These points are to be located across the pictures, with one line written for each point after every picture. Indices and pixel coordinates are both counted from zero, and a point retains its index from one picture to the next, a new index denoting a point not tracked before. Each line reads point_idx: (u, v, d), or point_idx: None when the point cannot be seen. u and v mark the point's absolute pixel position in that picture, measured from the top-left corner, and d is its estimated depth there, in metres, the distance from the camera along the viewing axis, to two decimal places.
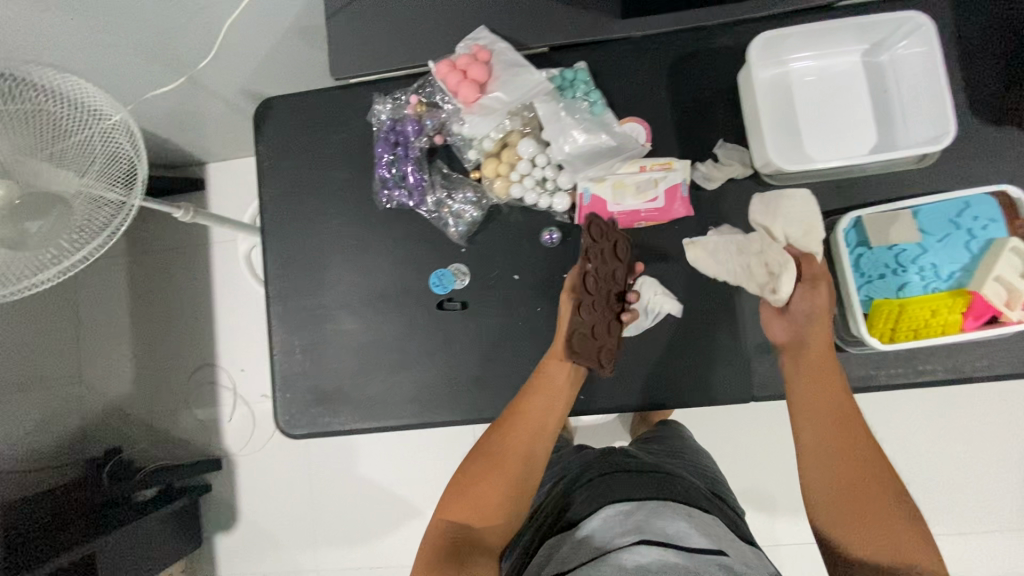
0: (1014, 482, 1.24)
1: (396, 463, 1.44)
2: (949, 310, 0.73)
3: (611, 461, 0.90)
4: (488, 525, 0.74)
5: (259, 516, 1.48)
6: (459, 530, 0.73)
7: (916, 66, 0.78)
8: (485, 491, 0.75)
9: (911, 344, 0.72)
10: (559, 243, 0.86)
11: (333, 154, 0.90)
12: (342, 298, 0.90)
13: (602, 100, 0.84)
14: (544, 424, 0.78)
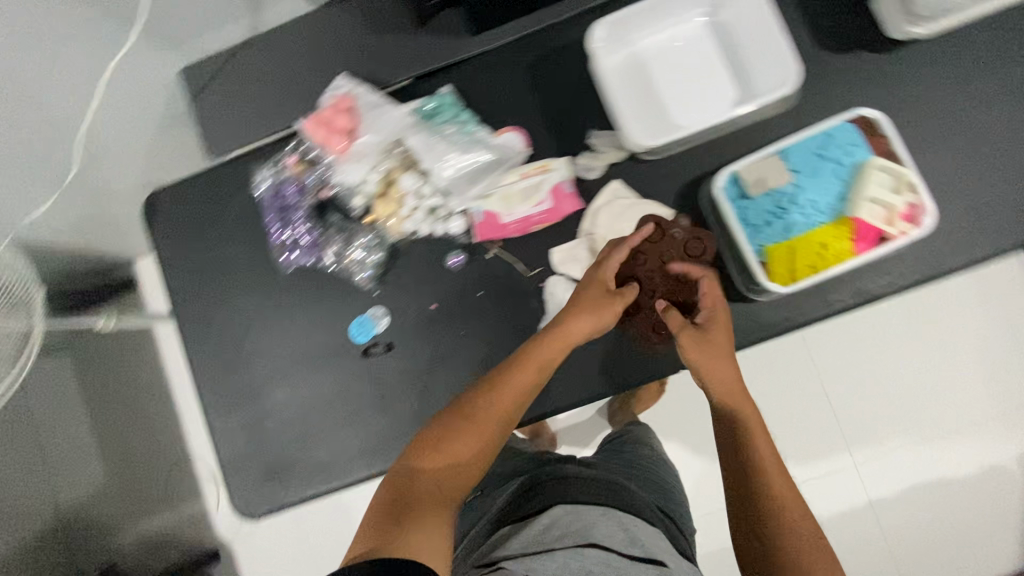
0: None
1: None
2: (836, 241, 0.76)
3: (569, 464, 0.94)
4: (450, 485, 0.70)
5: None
6: (419, 479, 0.69)
7: (753, 18, 0.81)
8: (456, 447, 0.71)
9: (810, 281, 0.75)
10: (467, 263, 0.87)
11: (231, 230, 0.91)
12: (272, 368, 0.91)
13: (472, 119, 0.85)
14: (526, 394, 0.75)
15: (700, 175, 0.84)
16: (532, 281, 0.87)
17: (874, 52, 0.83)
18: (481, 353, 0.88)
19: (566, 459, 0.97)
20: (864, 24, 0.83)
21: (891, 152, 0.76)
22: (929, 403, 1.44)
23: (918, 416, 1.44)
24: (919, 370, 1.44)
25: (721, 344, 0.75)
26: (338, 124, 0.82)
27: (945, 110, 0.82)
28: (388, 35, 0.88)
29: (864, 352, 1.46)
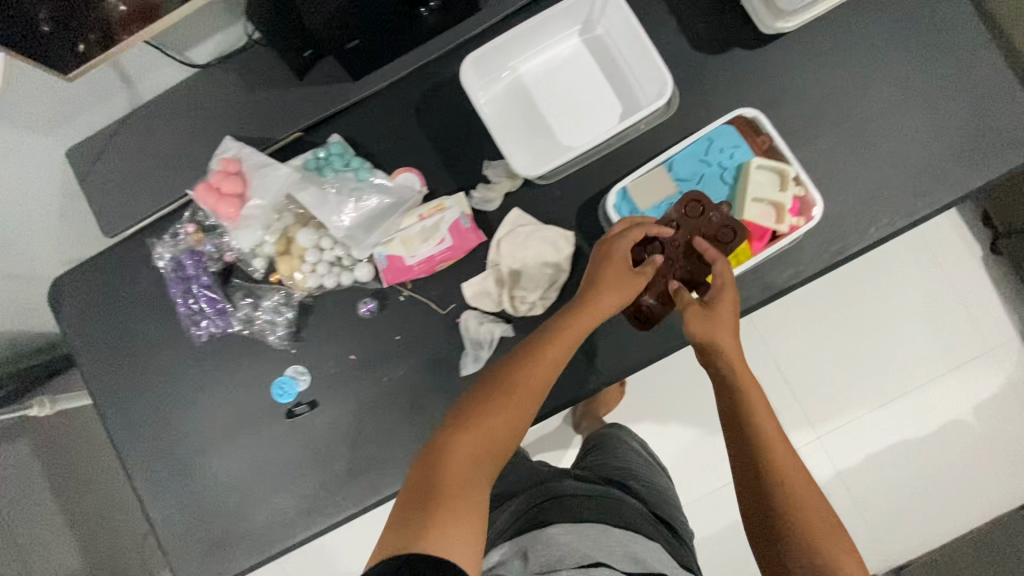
0: None
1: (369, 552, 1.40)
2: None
3: (565, 480, 0.91)
4: (485, 469, 0.63)
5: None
6: (454, 458, 0.62)
7: (623, 31, 0.81)
8: (491, 427, 0.65)
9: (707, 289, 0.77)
10: (379, 309, 0.86)
11: (139, 309, 0.89)
12: (201, 442, 0.89)
13: (365, 164, 0.85)
14: (559, 362, 0.71)
15: (597, 192, 0.84)
16: (447, 319, 0.86)
17: (750, 49, 0.83)
18: (406, 397, 0.87)
19: (562, 475, 0.95)
20: (736, 22, 0.83)
21: (772, 149, 0.78)
22: (883, 366, 1.44)
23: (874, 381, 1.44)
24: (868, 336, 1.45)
25: (727, 319, 0.72)
26: (225, 190, 0.81)
27: (824, 97, 0.83)
28: (270, 93, 0.87)
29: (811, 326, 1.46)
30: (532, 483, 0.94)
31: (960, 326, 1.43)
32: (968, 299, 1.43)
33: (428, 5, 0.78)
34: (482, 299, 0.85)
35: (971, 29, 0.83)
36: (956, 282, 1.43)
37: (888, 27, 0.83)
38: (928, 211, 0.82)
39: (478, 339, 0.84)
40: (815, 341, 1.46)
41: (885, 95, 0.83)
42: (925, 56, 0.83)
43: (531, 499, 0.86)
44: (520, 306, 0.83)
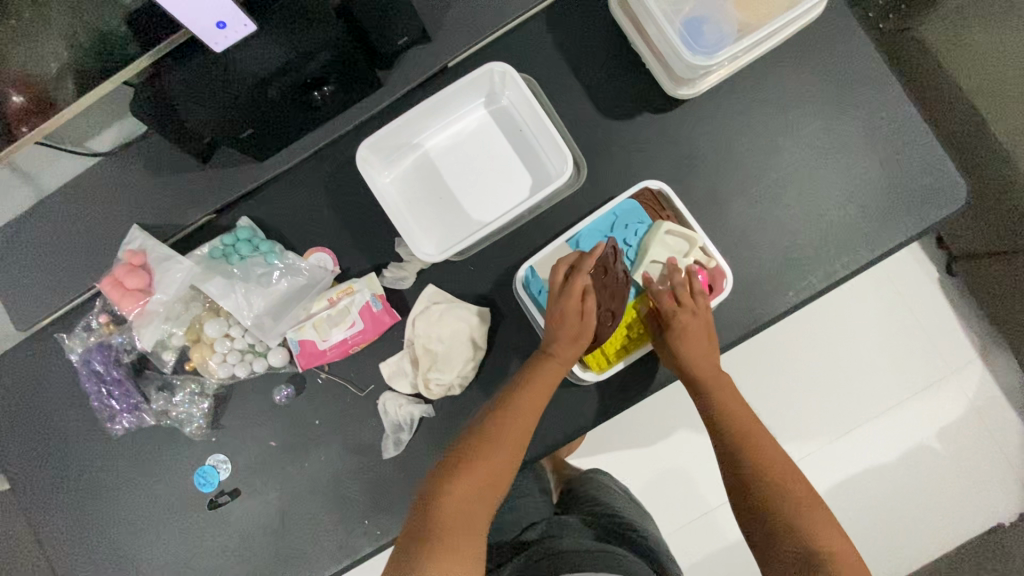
0: (888, 371, 1.22)
1: None
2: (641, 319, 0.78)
3: (575, 534, 0.79)
4: (480, 508, 0.63)
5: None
6: (450, 497, 0.62)
7: (526, 105, 0.79)
8: (485, 464, 0.65)
9: (618, 366, 0.77)
10: (297, 393, 0.84)
11: (58, 402, 0.87)
12: (126, 535, 0.87)
13: (273, 247, 0.82)
14: (541, 400, 0.71)
15: (512, 265, 0.83)
16: (366, 401, 0.84)
17: (660, 112, 0.81)
18: (328, 483, 0.84)
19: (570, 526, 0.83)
20: (644, 84, 0.81)
21: (679, 221, 0.79)
22: (846, 412, 1.22)
23: (837, 427, 1.22)
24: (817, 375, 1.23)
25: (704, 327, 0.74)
26: (126, 286, 0.80)
27: (736, 156, 0.80)
28: (174, 177, 0.85)
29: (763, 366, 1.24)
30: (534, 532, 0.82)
31: (934, 360, 1.21)
32: (939, 334, 1.22)
33: (323, 90, 0.76)
34: (400, 380, 0.83)
35: (882, 78, 0.79)
36: (922, 312, 1.22)
37: (797, 81, 0.80)
38: (846, 272, 0.78)
39: (399, 420, 0.82)
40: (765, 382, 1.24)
41: (798, 152, 0.80)
42: (837, 108, 0.80)
43: (531, 551, 0.73)
44: (435, 388, 0.81)
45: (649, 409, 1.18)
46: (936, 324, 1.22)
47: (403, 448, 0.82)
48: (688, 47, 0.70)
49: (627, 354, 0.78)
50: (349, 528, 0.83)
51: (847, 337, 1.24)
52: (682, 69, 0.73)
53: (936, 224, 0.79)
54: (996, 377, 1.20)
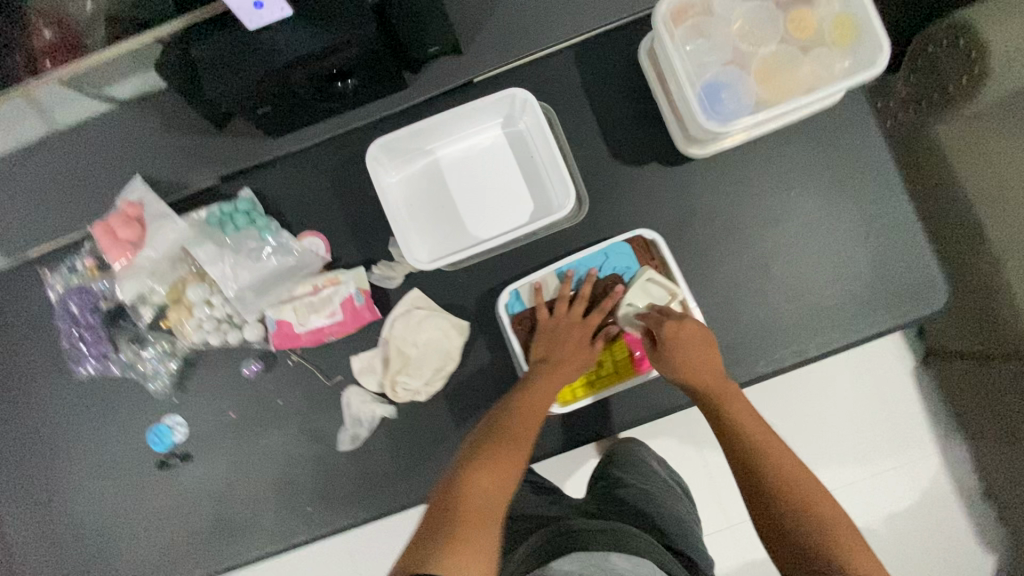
0: (847, 450, 1.24)
1: None
2: (612, 361, 0.80)
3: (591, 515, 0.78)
4: (498, 499, 0.64)
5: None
6: (457, 495, 0.63)
7: (539, 134, 0.81)
8: (491, 463, 0.66)
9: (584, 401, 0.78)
10: (264, 370, 0.85)
11: (30, 335, 0.87)
12: (70, 478, 0.87)
13: (269, 224, 0.83)
14: (544, 403, 0.73)
15: (498, 284, 0.84)
16: (331, 390, 0.84)
17: (668, 164, 0.82)
18: (279, 464, 0.84)
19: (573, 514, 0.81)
20: (657, 135, 0.82)
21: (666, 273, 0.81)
22: None
23: None
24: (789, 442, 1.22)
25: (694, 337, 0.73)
26: (119, 236, 0.81)
27: (734, 221, 0.82)
28: (186, 137, 0.85)
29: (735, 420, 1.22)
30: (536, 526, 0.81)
31: (897, 447, 1.23)
32: (903, 423, 1.24)
33: (346, 81, 0.77)
34: (369, 376, 0.84)
35: (885, 172, 0.81)
36: (894, 399, 1.25)
37: (805, 159, 0.82)
38: (818, 352, 0.80)
39: (360, 415, 0.83)
40: None
41: (794, 228, 0.82)
42: (838, 193, 0.82)
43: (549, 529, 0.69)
44: (401, 391, 0.82)
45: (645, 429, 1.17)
46: (905, 413, 1.24)
47: (359, 443, 0.83)
48: (706, 112, 0.72)
49: (589, 391, 0.80)
50: (292, 512, 0.84)
51: (815, 409, 1.26)
52: (698, 132, 0.75)
53: (912, 321, 0.81)
54: (952, 475, 1.22)
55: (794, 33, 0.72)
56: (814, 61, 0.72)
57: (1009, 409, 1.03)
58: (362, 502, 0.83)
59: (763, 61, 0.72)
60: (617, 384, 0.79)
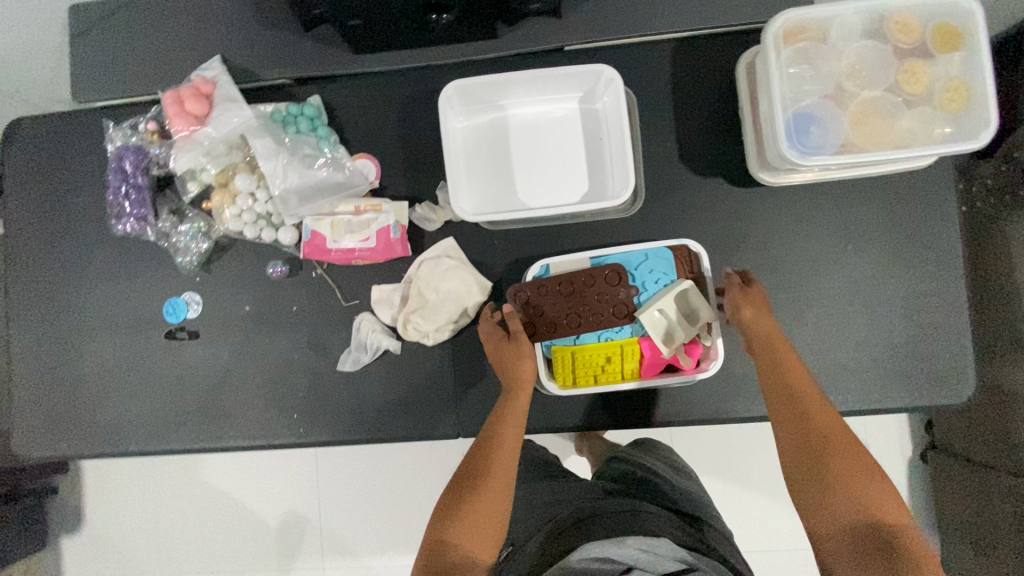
0: None
1: (241, 476, 1.48)
2: (621, 361, 0.78)
3: (596, 493, 0.87)
4: (482, 544, 0.65)
5: (108, 519, 1.52)
6: (452, 542, 0.64)
7: (615, 119, 0.80)
8: (482, 504, 0.67)
9: (581, 391, 0.78)
10: (288, 275, 0.86)
11: (80, 180, 0.90)
12: (83, 324, 0.90)
13: (330, 136, 0.84)
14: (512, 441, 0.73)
15: (532, 255, 0.84)
16: (345, 311, 0.86)
17: (732, 184, 0.81)
18: (278, 366, 0.87)
19: (591, 491, 0.88)
20: (730, 152, 0.81)
21: (700, 288, 0.79)
22: (767, 532, 1.23)
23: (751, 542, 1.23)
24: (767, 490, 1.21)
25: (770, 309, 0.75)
26: (187, 108, 0.82)
27: (782, 259, 0.80)
28: (272, 29, 0.86)
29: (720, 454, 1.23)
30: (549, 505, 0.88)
31: None
32: None
33: (441, 16, 0.77)
34: (383, 308, 0.84)
35: (950, 252, 0.79)
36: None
37: (873, 217, 0.80)
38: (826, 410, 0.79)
39: (366, 341, 0.84)
40: (735, 463, 1.24)
41: (840, 282, 0.80)
42: (895, 260, 0.79)
43: (559, 522, 0.79)
44: (411, 331, 0.83)
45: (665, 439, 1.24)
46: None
47: (357, 369, 0.85)
48: (790, 140, 0.69)
49: (593, 384, 0.79)
50: (278, 415, 0.86)
51: None
52: (775, 159, 0.72)
53: (929, 407, 0.79)
54: None
55: (904, 85, 0.69)
56: (915, 118, 0.69)
57: (994, 521, 1.02)
58: (346, 424, 0.85)
59: (862, 105, 0.70)
60: (622, 384, 0.78)
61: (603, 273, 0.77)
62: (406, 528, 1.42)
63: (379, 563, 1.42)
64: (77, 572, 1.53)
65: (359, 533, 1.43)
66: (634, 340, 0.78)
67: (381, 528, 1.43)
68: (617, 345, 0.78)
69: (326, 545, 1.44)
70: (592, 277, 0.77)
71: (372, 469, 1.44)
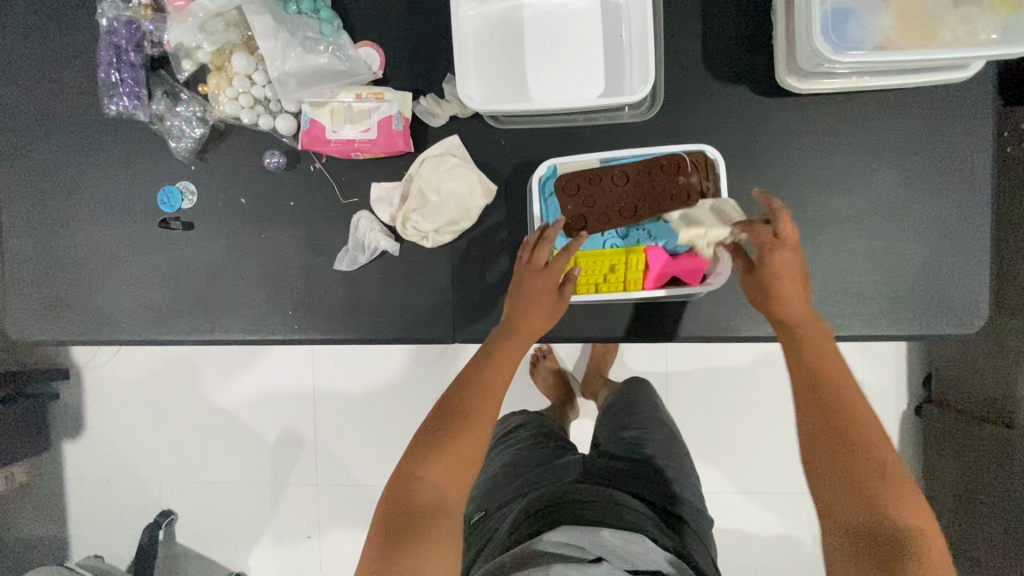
0: None
1: (238, 390, 1.49)
2: (626, 269, 0.75)
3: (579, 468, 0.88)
4: (454, 483, 0.67)
5: (109, 424, 1.55)
6: (421, 495, 0.65)
7: (638, 13, 0.74)
8: (447, 467, 0.67)
9: (581, 298, 0.77)
10: (285, 167, 0.83)
11: (72, 58, 0.86)
12: (75, 210, 0.88)
13: (333, 18, 0.79)
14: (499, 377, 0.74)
15: (539, 159, 0.80)
16: (342, 208, 0.83)
17: (755, 93, 0.76)
18: (272, 262, 0.85)
19: (578, 463, 0.89)
20: (756, 59, 0.76)
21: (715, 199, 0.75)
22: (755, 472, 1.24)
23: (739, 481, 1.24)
24: (760, 432, 1.21)
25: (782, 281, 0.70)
26: None
27: (800, 176, 0.76)
28: None
29: (712, 393, 1.22)
30: (535, 466, 0.91)
31: None
32: None
33: None
34: (383, 206, 0.82)
35: (979, 179, 0.75)
36: None
37: (901, 138, 0.76)
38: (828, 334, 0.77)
39: (365, 240, 0.81)
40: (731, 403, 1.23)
41: (860, 205, 0.76)
42: (918, 184, 0.76)
43: (540, 496, 0.81)
44: (410, 231, 0.80)
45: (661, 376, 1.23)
46: None
47: (354, 270, 0.83)
48: (825, 35, 0.64)
49: (594, 292, 0.77)
50: (272, 312, 0.85)
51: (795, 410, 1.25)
52: (806, 60, 0.68)
53: (935, 338, 0.77)
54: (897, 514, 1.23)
55: None
56: (962, 19, 0.64)
57: (983, 469, 1.02)
58: (341, 324, 0.84)
59: (907, 0, 0.64)
60: (624, 293, 0.75)
61: (661, 161, 0.74)
62: (398, 451, 1.44)
63: (371, 481, 1.45)
64: (79, 474, 1.57)
65: (351, 453, 1.46)
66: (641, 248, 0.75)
67: (374, 450, 1.45)
68: (621, 253, 0.76)
69: (320, 463, 1.47)
70: (648, 170, 0.74)
71: (368, 392, 1.45)
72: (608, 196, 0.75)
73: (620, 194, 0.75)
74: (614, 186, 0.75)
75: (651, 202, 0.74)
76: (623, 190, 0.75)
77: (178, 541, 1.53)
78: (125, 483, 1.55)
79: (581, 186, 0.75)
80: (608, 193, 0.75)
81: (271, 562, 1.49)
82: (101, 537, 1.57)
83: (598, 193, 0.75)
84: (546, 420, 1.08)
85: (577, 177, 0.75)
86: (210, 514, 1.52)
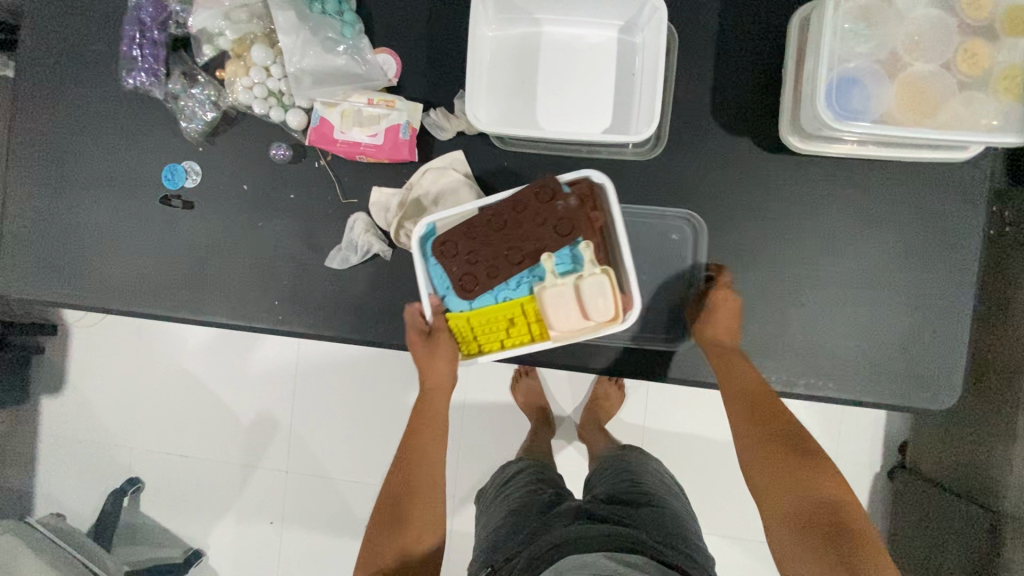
0: None
1: (220, 367, 1.50)
2: (525, 320, 0.73)
3: (579, 506, 0.85)
4: (426, 524, 0.75)
5: (90, 384, 1.55)
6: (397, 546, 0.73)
7: (652, 54, 0.76)
8: (413, 515, 0.75)
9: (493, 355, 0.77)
10: (291, 161, 0.84)
11: (99, 26, 0.87)
12: (80, 175, 0.89)
13: (356, 23, 0.81)
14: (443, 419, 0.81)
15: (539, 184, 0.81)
16: (341, 208, 0.84)
17: (757, 147, 0.77)
18: (265, 251, 0.86)
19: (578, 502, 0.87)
20: (761, 114, 0.77)
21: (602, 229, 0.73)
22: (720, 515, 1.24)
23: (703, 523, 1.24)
24: (731, 477, 1.20)
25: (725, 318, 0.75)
26: None
27: (791, 233, 0.77)
28: None
29: (688, 432, 1.21)
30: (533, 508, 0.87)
31: None
32: None
33: None
34: (381, 214, 0.83)
35: (966, 257, 0.76)
36: None
37: (895, 208, 0.77)
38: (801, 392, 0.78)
39: (359, 241, 0.82)
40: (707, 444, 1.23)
41: (848, 268, 0.77)
42: (906, 256, 0.77)
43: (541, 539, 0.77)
44: (404, 240, 0.81)
45: (640, 408, 1.23)
46: None
47: (345, 269, 0.84)
48: (828, 102, 0.66)
49: (501, 349, 0.77)
50: (259, 300, 0.86)
51: None
52: (810, 124, 0.69)
53: (904, 408, 0.77)
54: None
55: (960, 65, 0.65)
56: (964, 103, 0.65)
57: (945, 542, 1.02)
58: (324, 320, 0.85)
59: (912, 77, 0.65)
60: (530, 345, 0.74)
61: (532, 191, 0.71)
62: (370, 448, 1.45)
63: (339, 475, 1.46)
64: (53, 431, 1.57)
65: (324, 446, 1.46)
66: (532, 297, 0.72)
67: (347, 445, 1.46)
68: (513, 305, 0.72)
69: (292, 451, 1.47)
70: (517, 205, 0.70)
71: (349, 386, 1.45)
72: (486, 250, 0.70)
73: (500, 242, 0.70)
74: (487, 234, 0.70)
75: (531, 239, 0.70)
76: (501, 240, 0.70)
77: (141, 511, 1.53)
78: (96, 445, 1.55)
79: (450, 243, 0.71)
80: (482, 242, 0.70)
81: (229, 544, 1.49)
82: (65, 497, 1.56)
83: (473, 246, 0.70)
84: (538, 460, 1.06)
85: (446, 237, 0.71)
86: (176, 487, 1.52)
